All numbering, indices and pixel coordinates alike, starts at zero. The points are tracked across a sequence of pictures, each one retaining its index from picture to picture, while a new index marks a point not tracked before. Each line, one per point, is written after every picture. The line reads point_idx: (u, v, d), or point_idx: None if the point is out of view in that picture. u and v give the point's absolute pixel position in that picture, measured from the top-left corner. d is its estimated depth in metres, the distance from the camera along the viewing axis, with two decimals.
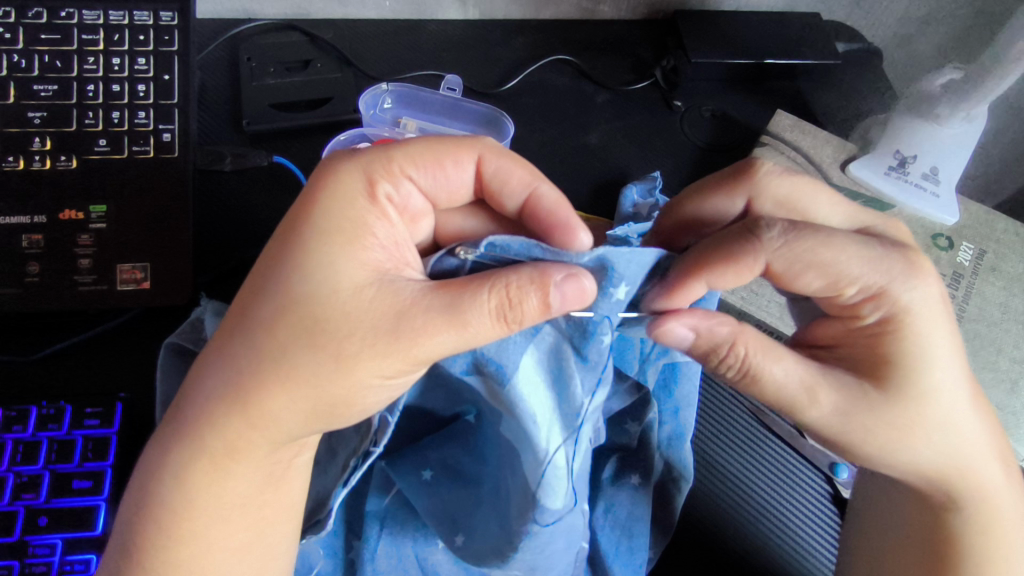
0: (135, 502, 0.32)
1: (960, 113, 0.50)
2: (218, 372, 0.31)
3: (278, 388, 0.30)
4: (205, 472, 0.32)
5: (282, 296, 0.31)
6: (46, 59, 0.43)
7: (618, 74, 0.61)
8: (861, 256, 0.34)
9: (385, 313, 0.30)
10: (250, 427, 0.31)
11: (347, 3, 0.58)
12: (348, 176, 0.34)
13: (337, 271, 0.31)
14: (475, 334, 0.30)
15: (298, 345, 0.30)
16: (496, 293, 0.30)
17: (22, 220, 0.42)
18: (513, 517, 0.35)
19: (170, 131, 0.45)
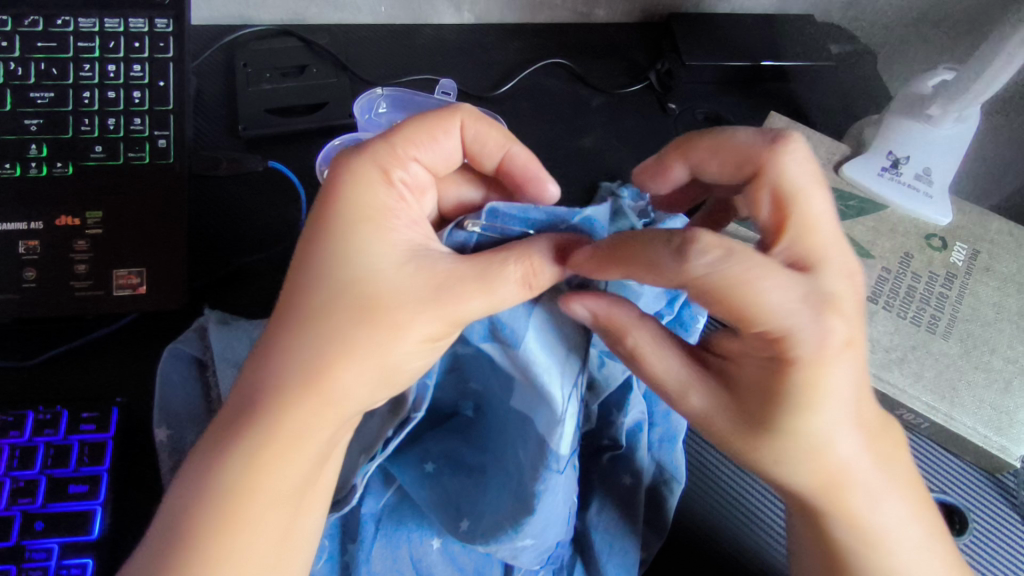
0: (189, 493, 0.31)
1: (952, 113, 0.50)
2: (280, 355, 0.32)
3: (348, 361, 0.32)
4: (273, 454, 0.31)
5: (337, 283, 0.33)
6: (42, 66, 0.43)
7: (613, 77, 0.61)
8: (778, 284, 0.29)
9: (432, 286, 0.32)
10: (309, 404, 0.32)
11: (342, 9, 0.58)
12: (361, 167, 0.35)
13: (382, 255, 0.33)
14: (508, 301, 0.32)
15: (364, 322, 0.32)
16: (522, 264, 0.32)
17: (18, 227, 0.43)
18: (528, 476, 0.35)
19: (165, 137, 0.45)
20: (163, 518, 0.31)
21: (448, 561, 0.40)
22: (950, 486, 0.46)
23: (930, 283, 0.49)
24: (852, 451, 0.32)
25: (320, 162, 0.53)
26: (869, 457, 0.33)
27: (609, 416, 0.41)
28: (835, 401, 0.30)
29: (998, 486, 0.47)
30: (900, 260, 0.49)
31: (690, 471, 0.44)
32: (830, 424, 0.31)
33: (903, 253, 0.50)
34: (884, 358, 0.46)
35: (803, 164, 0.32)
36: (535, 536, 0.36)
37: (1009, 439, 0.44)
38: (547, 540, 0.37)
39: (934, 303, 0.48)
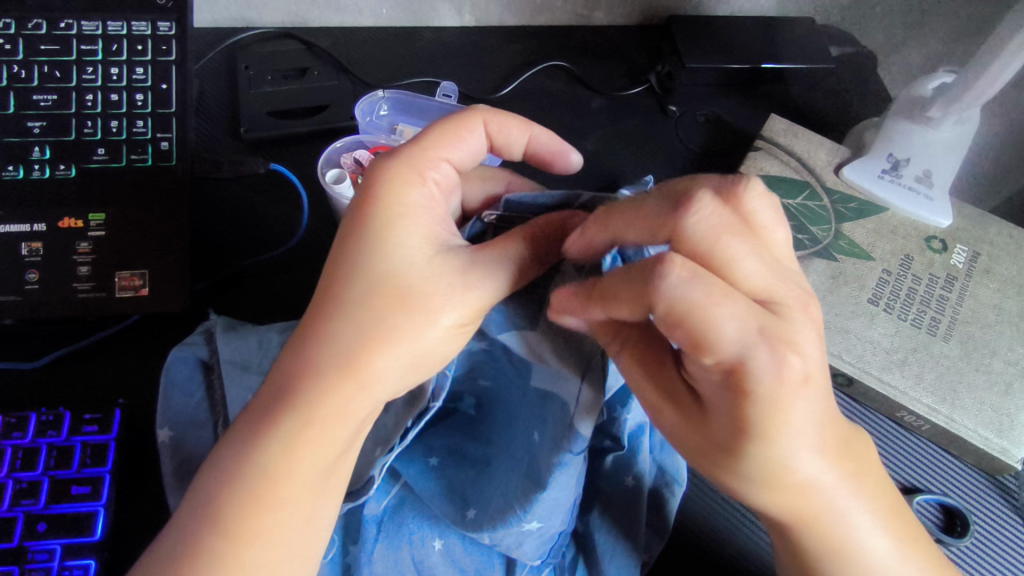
0: (216, 471, 0.31)
1: (951, 116, 0.50)
2: (321, 344, 0.33)
3: (383, 348, 0.33)
4: (306, 437, 0.32)
5: (373, 272, 0.34)
6: (45, 69, 0.43)
7: (613, 80, 0.61)
8: (733, 313, 0.26)
9: (463, 274, 0.34)
10: (344, 389, 0.32)
11: (343, 12, 0.58)
12: (396, 169, 0.35)
13: (415, 246, 0.34)
14: (527, 279, 0.35)
15: (400, 309, 0.33)
16: (530, 243, 0.34)
17: (21, 228, 0.43)
18: (541, 455, 0.36)
19: (168, 139, 0.45)
20: (190, 503, 0.31)
21: (450, 562, 0.40)
22: (951, 488, 0.46)
23: (930, 285, 0.49)
24: (815, 470, 0.30)
25: (319, 165, 0.51)
26: (839, 473, 0.31)
27: (612, 413, 0.39)
28: (796, 430, 0.28)
29: (1000, 488, 0.47)
30: (900, 262, 0.49)
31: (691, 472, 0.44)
32: (794, 449, 0.29)
33: (904, 255, 0.50)
34: (885, 360, 0.46)
35: (715, 218, 0.27)
36: (542, 519, 0.36)
37: (1010, 442, 0.44)
38: (553, 527, 0.37)
39: (934, 306, 0.48)
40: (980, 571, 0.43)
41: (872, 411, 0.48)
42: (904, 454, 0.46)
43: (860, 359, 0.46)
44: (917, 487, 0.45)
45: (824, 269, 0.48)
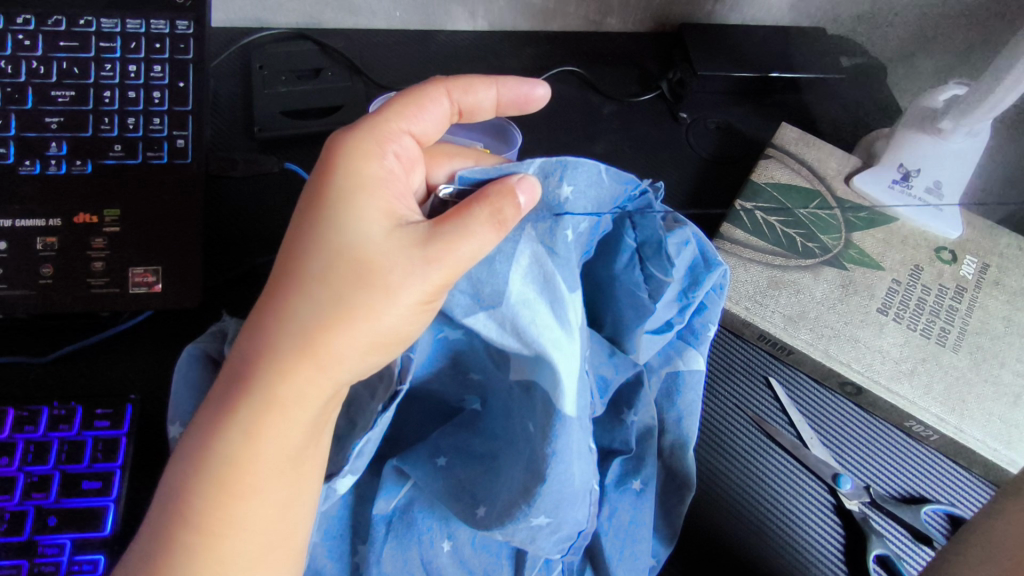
0: (189, 463, 0.31)
1: (963, 127, 0.49)
2: (276, 327, 0.32)
3: (337, 327, 0.32)
4: (267, 422, 0.31)
5: (329, 249, 0.33)
6: (64, 65, 0.44)
7: (624, 86, 0.62)
8: None
9: (422, 247, 0.32)
10: (294, 370, 0.31)
11: (357, 14, 0.59)
12: (357, 143, 0.35)
13: (372, 219, 0.33)
14: (485, 245, 0.32)
15: (354, 288, 0.32)
16: (485, 203, 0.32)
17: (36, 223, 0.43)
18: (536, 443, 0.34)
19: (184, 137, 0.45)
20: (167, 498, 0.32)
21: (458, 562, 0.40)
22: (957, 498, 0.45)
23: (940, 295, 0.49)
24: None
25: None
26: None
27: (620, 415, 0.41)
28: None
29: None
30: (909, 273, 0.50)
31: (700, 478, 0.44)
32: None
33: (913, 265, 0.50)
34: (894, 369, 0.46)
35: None
36: (548, 514, 0.35)
37: (1019, 453, 0.44)
38: (563, 526, 0.36)
39: (944, 316, 0.48)
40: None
41: (880, 421, 0.47)
42: (912, 464, 0.46)
43: (869, 367, 0.47)
44: (923, 497, 0.44)
45: (834, 277, 0.49)
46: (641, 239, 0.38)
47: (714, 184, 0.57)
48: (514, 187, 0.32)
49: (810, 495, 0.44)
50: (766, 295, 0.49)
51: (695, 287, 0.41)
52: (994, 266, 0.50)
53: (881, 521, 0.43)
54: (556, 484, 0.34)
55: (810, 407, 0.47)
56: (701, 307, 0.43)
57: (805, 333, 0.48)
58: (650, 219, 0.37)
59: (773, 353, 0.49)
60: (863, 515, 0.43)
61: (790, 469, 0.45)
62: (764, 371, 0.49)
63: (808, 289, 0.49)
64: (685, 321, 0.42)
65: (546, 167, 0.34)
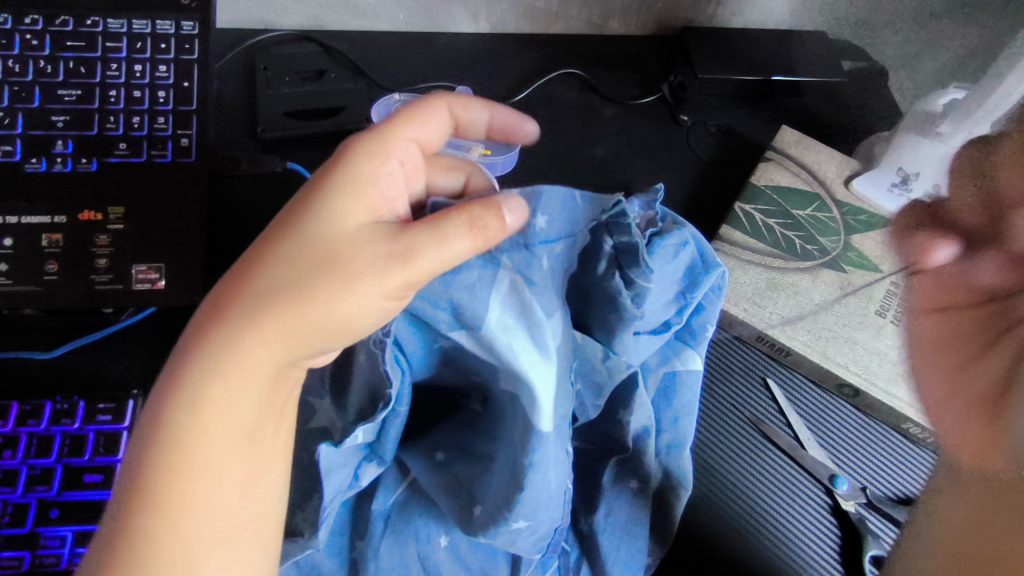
0: (148, 438, 0.32)
1: (961, 132, 0.49)
2: (239, 308, 0.32)
3: (294, 308, 0.32)
4: (222, 396, 0.32)
5: (301, 235, 0.33)
6: (70, 65, 0.44)
7: (625, 88, 0.62)
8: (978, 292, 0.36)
9: (391, 242, 0.33)
10: (252, 349, 0.32)
11: (361, 16, 0.60)
12: (360, 145, 0.36)
13: (351, 211, 0.34)
14: (457, 250, 0.32)
15: (318, 273, 0.32)
16: (465, 212, 0.32)
17: (42, 220, 0.43)
18: (517, 445, 0.35)
19: (188, 136, 0.46)
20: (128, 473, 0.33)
21: (455, 559, 0.40)
22: None
23: None
24: None
25: None
26: None
27: (617, 416, 0.40)
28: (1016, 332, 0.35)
29: None
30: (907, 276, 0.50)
31: (697, 477, 0.44)
32: None
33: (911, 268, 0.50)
34: (892, 371, 0.47)
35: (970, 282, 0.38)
36: (528, 518, 0.36)
37: None
38: (542, 528, 0.37)
39: None
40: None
41: (879, 423, 0.47)
42: (908, 467, 0.46)
43: (866, 370, 0.47)
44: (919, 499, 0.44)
45: (833, 280, 0.50)
46: (620, 245, 0.36)
47: (714, 186, 0.57)
48: (500, 203, 0.33)
49: (800, 496, 0.44)
50: (764, 297, 0.49)
51: (693, 288, 0.42)
52: None
53: (878, 523, 0.43)
54: (540, 486, 0.35)
55: (808, 408, 0.47)
56: (699, 308, 0.44)
57: (802, 334, 0.48)
58: (624, 227, 0.35)
59: (771, 355, 0.49)
60: (858, 517, 0.43)
61: (787, 469, 0.45)
62: (762, 371, 0.49)
63: (806, 292, 0.49)
64: (683, 321, 0.43)
65: (520, 197, 0.34)
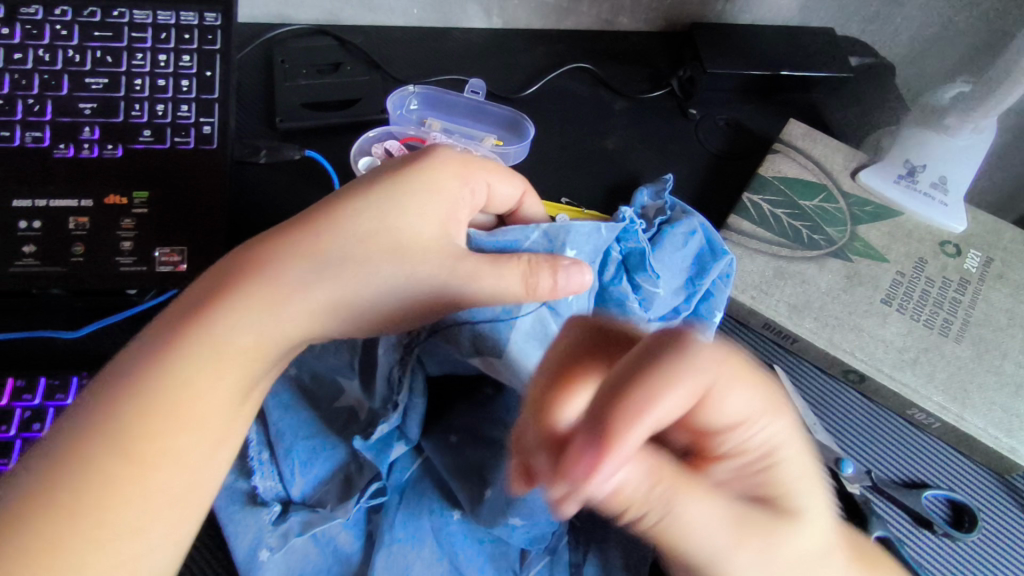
0: (140, 373, 0.31)
1: (969, 124, 0.51)
2: (295, 271, 0.34)
3: (347, 286, 0.35)
4: (243, 350, 0.33)
5: (373, 221, 0.37)
6: (98, 54, 0.46)
7: (635, 83, 0.63)
8: (701, 511, 0.28)
9: (453, 260, 0.37)
10: (281, 318, 0.34)
11: (376, 11, 0.61)
12: (444, 166, 0.39)
13: (421, 219, 0.37)
14: (506, 290, 0.37)
15: (377, 259, 0.36)
16: (524, 262, 0.37)
17: (69, 204, 0.45)
18: None
19: (210, 124, 0.47)
20: (95, 407, 0.30)
21: (466, 533, 0.40)
22: (957, 483, 0.46)
23: (943, 287, 0.50)
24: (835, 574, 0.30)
25: (352, 157, 0.54)
26: None
27: None
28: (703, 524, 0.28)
29: (1007, 486, 0.46)
30: (914, 265, 0.51)
31: None
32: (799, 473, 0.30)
33: (918, 258, 0.51)
34: (897, 358, 0.47)
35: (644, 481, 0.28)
36: (524, 516, 0.37)
37: (1018, 440, 0.45)
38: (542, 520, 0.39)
39: (947, 307, 0.49)
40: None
41: (884, 410, 0.48)
42: (912, 453, 0.47)
43: (871, 357, 0.47)
44: (923, 482, 0.46)
45: (839, 268, 0.50)
46: (627, 252, 0.43)
47: (723, 179, 0.58)
48: (559, 263, 0.37)
49: None
50: (771, 285, 0.50)
51: (701, 275, 0.45)
52: (998, 260, 0.51)
53: (881, 505, 0.44)
54: None
55: (813, 394, 0.48)
56: (708, 295, 0.46)
57: (809, 321, 0.48)
58: (632, 234, 0.43)
59: (777, 342, 0.50)
60: (863, 497, 0.44)
61: None
62: (768, 357, 0.50)
63: (812, 280, 0.50)
64: (691, 308, 0.45)
65: (553, 230, 0.40)
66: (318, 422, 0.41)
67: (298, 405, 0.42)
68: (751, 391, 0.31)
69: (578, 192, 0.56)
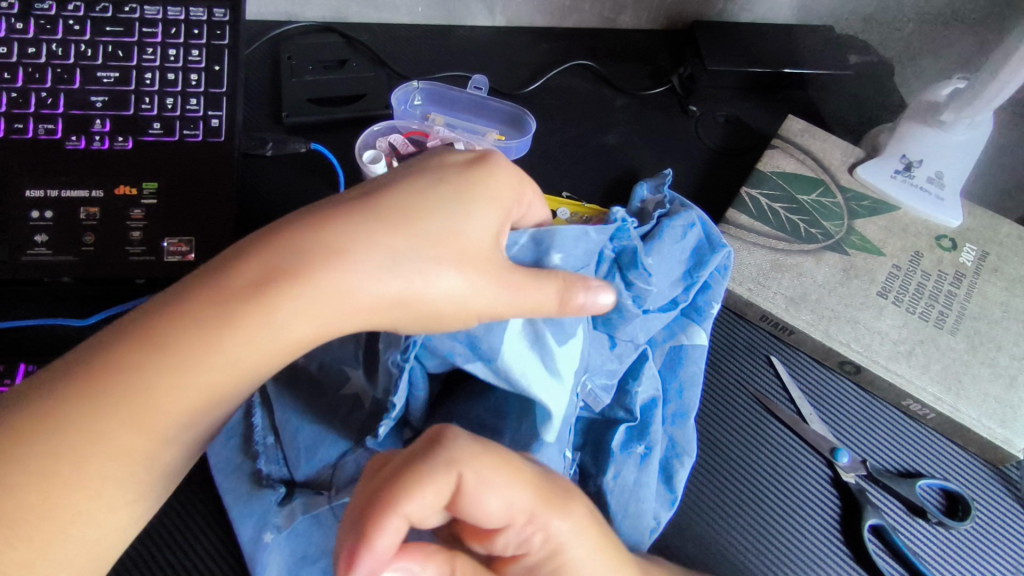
0: (184, 340, 0.30)
1: (964, 120, 0.52)
2: (360, 265, 0.30)
3: (408, 290, 0.31)
4: (285, 340, 0.30)
5: (446, 221, 0.32)
6: (109, 49, 0.47)
7: (637, 80, 0.64)
8: None
9: (509, 271, 0.33)
10: (333, 323, 0.30)
11: (381, 9, 0.62)
12: (508, 175, 0.35)
13: (489, 226, 0.33)
14: (545, 303, 0.33)
15: (447, 262, 0.32)
16: (563, 279, 0.34)
17: (80, 194, 0.46)
18: (525, 422, 0.37)
19: (218, 117, 0.48)
20: (130, 354, 0.30)
21: None
22: (951, 473, 0.46)
23: (938, 281, 0.50)
24: None
25: (358, 148, 0.54)
26: None
27: (623, 386, 0.42)
28: None
29: (1001, 477, 0.47)
30: (910, 259, 0.51)
31: (702, 449, 0.46)
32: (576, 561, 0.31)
33: (914, 252, 0.51)
34: (892, 350, 0.48)
35: None
36: None
37: (1012, 431, 0.45)
38: None
39: (942, 301, 0.49)
40: (945, 564, 0.43)
41: (878, 401, 0.49)
42: (908, 443, 0.47)
43: (867, 348, 0.48)
44: (918, 472, 0.46)
45: (836, 262, 0.51)
46: (619, 250, 0.40)
47: (722, 175, 0.59)
48: (591, 287, 0.35)
49: (799, 470, 0.46)
50: (768, 277, 0.50)
51: (700, 267, 0.46)
52: (994, 254, 0.52)
53: (877, 494, 0.45)
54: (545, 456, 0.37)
55: (809, 384, 0.49)
56: (707, 287, 0.47)
57: (806, 314, 0.49)
58: (623, 235, 0.40)
59: (775, 333, 0.51)
60: (858, 488, 0.45)
61: (787, 442, 0.47)
62: (765, 349, 0.50)
63: (810, 273, 0.50)
64: (689, 300, 0.46)
65: (539, 238, 0.36)
66: (320, 408, 0.41)
67: (300, 391, 0.42)
68: (514, 485, 0.28)
69: (580, 186, 0.57)
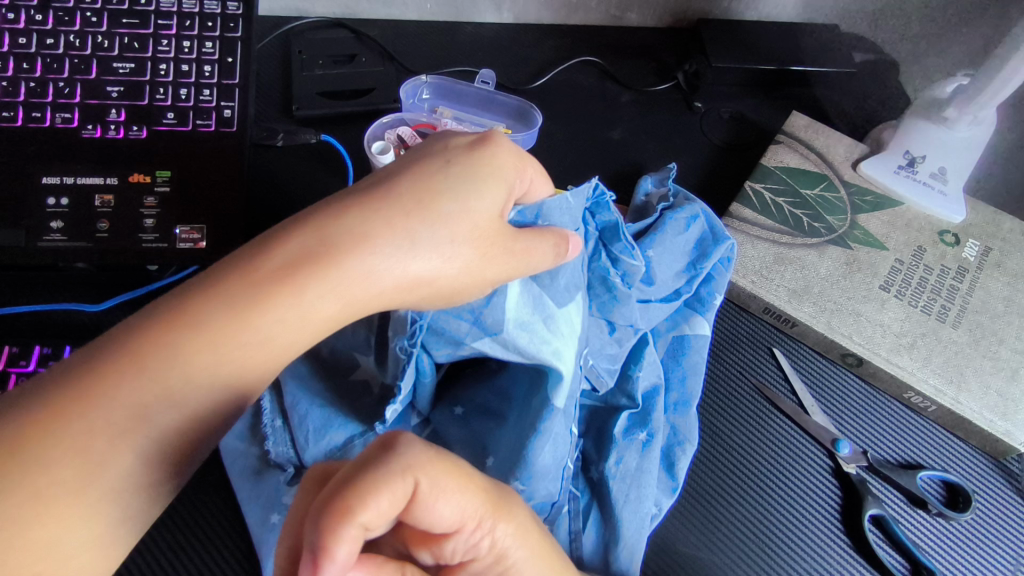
0: (221, 325, 0.30)
1: (967, 116, 0.52)
2: (384, 250, 0.32)
3: (423, 267, 0.32)
4: (308, 321, 0.31)
5: (454, 203, 0.33)
6: (125, 40, 0.48)
7: (642, 76, 0.65)
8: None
9: (512, 242, 0.34)
10: (356, 303, 0.32)
11: (391, 5, 0.63)
12: (506, 153, 0.36)
13: (495, 204, 0.34)
14: (542, 263, 0.35)
15: (459, 240, 0.33)
16: (556, 238, 0.36)
17: (96, 181, 0.47)
18: (530, 404, 0.38)
19: (230, 108, 0.49)
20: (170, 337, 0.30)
21: None
22: (951, 466, 0.47)
23: (941, 275, 0.51)
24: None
25: (366, 138, 0.55)
26: None
27: (625, 372, 0.43)
28: None
29: (1002, 470, 0.47)
30: (913, 253, 0.52)
31: (703, 438, 0.46)
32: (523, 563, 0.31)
33: (916, 246, 0.52)
34: (894, 342, 0.48)
35: None
36: (526, 481, 0.37)
37: (1013, 424, 0.45)
38: (546, 486, 0.38)
39: (945, 294, 0.50)
40: (944, 555, 0.43)
41: (881, 393, 0.49)
42: (909, 434, 0.48)
43: (869, 340, 0.48)
44: (919, 463, 0.46)
45: (839, 255, 0.51)
46: (603, 227, 0.41)
47: (727, 170, 0.60)
48: (568, 242, 0.36)
49: (805, 463, 0.46)
50: (771, 270, 0.51)
51: (703, 258, 0.46)
52: (997, 249, 0.52)
53: (878, 485, 0.45)
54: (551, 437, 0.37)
55: (810, 375, 0.49)
56: (709, 278, 0.48)
57: (807, 306, 0.49)
58: (604, 210, 0.41)
59: (777, 326, 0.51)
60: (859, 478, 0.45)
61: (788, 433, 0.47)
62: (767, 341, 0.51)
63: (812, 266, 0.51)
64: (692, 291, 0.46)
65: (533, 206, 0.37)
66: (328, 392, 0.42)
67: (308, 374, 0.42)
68: (468, 491, 0.27)
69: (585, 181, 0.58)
